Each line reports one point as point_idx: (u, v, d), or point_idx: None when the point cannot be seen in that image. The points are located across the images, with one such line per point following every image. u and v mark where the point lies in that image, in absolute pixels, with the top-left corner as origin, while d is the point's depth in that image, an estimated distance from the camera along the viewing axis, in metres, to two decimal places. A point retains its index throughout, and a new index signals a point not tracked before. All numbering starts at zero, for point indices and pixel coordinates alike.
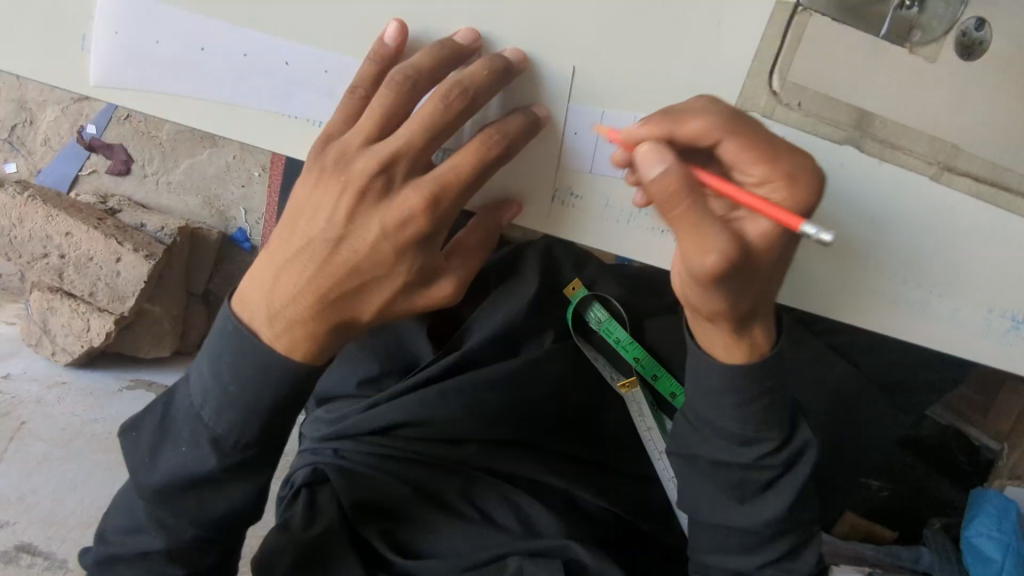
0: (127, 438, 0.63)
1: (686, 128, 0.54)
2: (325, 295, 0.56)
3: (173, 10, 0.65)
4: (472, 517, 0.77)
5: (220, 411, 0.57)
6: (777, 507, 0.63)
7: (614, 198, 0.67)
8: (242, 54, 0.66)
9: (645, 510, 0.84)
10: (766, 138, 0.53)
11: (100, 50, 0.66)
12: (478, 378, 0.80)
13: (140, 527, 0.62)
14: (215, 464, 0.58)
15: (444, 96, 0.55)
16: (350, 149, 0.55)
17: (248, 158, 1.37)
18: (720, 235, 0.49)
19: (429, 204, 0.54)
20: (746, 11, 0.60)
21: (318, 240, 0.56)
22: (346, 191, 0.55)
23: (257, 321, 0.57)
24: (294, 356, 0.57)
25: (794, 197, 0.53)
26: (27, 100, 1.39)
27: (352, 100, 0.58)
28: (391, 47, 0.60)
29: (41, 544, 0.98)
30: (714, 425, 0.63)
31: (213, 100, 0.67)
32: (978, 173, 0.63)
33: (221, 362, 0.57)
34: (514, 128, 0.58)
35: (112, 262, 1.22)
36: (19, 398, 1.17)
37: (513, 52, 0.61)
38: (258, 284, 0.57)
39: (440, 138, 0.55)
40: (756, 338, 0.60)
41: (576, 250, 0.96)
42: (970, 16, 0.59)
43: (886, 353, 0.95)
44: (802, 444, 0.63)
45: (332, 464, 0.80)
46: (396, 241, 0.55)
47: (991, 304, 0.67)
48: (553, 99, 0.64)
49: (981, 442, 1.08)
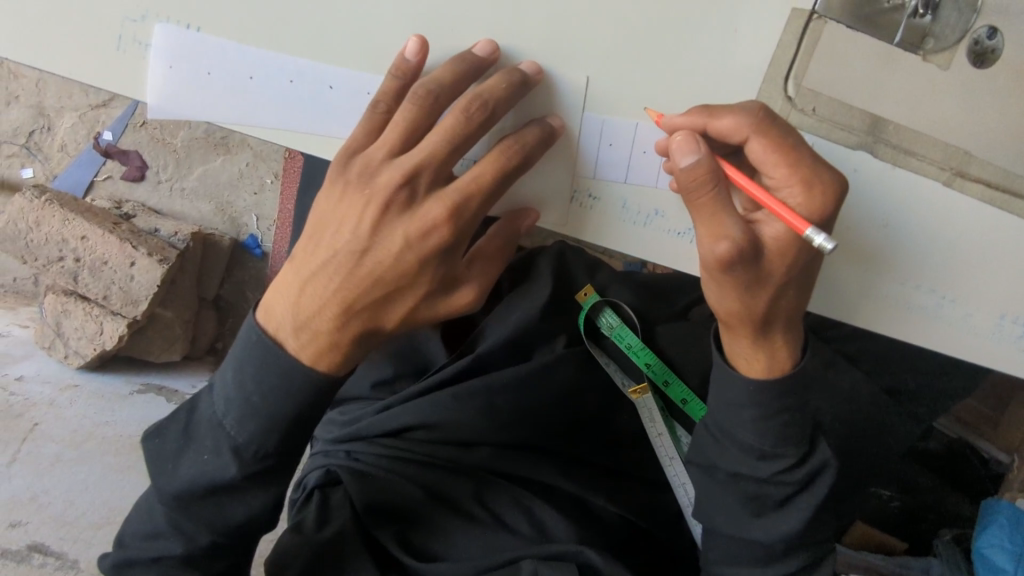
0: (150, 444, 0.64)
1: (717, 124, 0.56)
2: (352, 305, 0.57)
3: (217, 39, 0.62)
4: (485, 521, 0.77)
5: (242, 421, 0.58)
6: (793, 524, 0.64)
7: (630, 200, 0.66)
8: (289, 80, 0.63)
9: (656, 513, 0.84)
10: (795, 141, 0.54)
11: (142, 82, 0.63)
12: (491, 382, 0.81)
13: (158, 533, 0.62)
14: (235, 474, 0.59)
15: (464, 110, 0.55)
16: (373, 163, 0.56)
17: (261, 165, 1.39)
18: (735, 224, 0.52)
19: (452, 214, 0.55)
20: (763, 16, 0.60)
21: (344, 251, 0.56)
22: (370, 206, 0.55)
23: (283, 332, 0.58)
24: (317, 368, 0.58)
25: (810, 204, 0.53)
26: (46, 106, 1.41)
27: (376, 115, 0.58)
28: (413, 62, 0.58)
29: (52, 544, 0.97)
30: (734, 438, 0.63)
31: (258, 129, 0.64)
32: (989, 179, 0.64)
33: (247, 372, 0.58)
34: (532, 138, 0.58)
35: (127, 266, 1.24)
36: (32, 399, 1.17)
37: (529, 65, 0.61)
38: (283, 295, 0.58)
39: (462, 150, 0.56)
40: (779, 352, 0.60)
41: (587, 257, 0.98)
42: (982, 25, 0.60)
43: (895, 362, 0.96)
44: (821, 464, 0.63)
45: (344, 465, 0.80)
46: (419, 251, 0.56)
47: (1004, 310, 0.68)
48: (570, 110, 0.63)
49: (992, 456, 1.09)
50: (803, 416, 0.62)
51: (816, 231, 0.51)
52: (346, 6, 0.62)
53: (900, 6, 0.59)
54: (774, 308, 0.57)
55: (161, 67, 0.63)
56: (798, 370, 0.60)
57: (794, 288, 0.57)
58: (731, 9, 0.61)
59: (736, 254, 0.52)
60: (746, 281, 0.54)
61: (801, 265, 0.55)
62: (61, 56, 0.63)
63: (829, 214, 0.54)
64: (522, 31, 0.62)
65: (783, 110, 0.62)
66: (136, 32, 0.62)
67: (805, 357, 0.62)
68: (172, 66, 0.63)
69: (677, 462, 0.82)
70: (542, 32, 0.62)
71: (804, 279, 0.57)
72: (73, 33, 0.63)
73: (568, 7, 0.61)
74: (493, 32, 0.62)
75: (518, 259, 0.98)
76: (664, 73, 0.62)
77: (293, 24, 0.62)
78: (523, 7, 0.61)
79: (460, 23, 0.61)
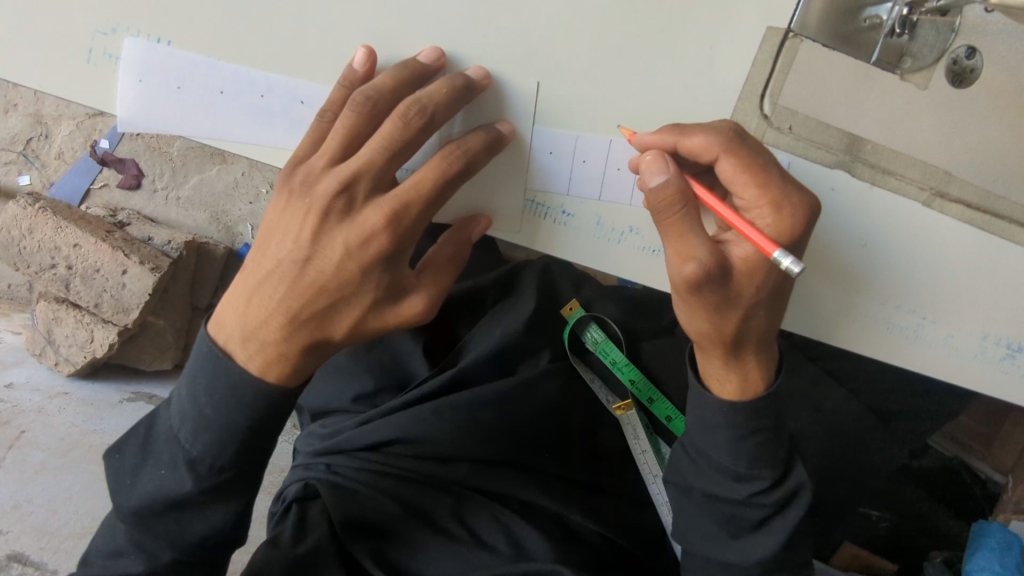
0: (111, 459, 0.63)
1: (688, 142, 0.56)
2: (296, 315, 0.57)
3: (188, 54, 0.63)
4: (462, 538, 0.76)
5: (196, 433, 0.58)
6: (769, 546, 0.62)
7: (604, 217, 0.66)
8: (259, 95, 0.63)
9: (638, 534, 0.82)
10: (766, 161, 0.54)
11: (114, 95, 0.64)
12: (469, 398, 0.80)
13: (120, 551, 0.62)
14: (190, 488, 0.58)
15: (402, 116, 0.55)
16: (315, 171, 0.57)
17: (257, 174, 1.39)
18: (702, 244, 0.51)
19: (390, 221, 0.55)
20: (739, 35, 0.60)
21: (285, 262, 0.57)
22: (310, 213, 0.56)
23: (231, 342, 0.59)
24: (267, 378, 0.58)
25: (779, 225, 0.53)
26: (44, 114, 1.42)
27: (321, 124, 0.58)
28: (360, 71, 0.59)
29: (33, 554, 0.98)
30: (710, 459, 0.63)
31: (230, 143, 0.65)
32: (970, 200, 0.63)
33: (198, 386, 0.58)
34: (475, 144, 0.58)
35: (118, 274, 1.23)
36: (20, 407, 1.17)
37: (475, 71, 0.61)
38: (232, 306, 0.59)
39: (400, 157, 0.56)
40: (750, 373, 0.60)
41: (573, 271, 0.98)
42: (961, 45, 0.59)
43: (884, 380, 0.95)
44: (798, 485, 0.62)
45: (323, 479, 0.79)
46: (360, 259, 0.56)
47: (987, 331, 0.67)
48: (519, 118, 0.63)
49: (988, 476, 1.07)
50: (779, 437, 0.62)
51: (784, 253, 0.51)
52: (321, 20, 0.62)
53: (877, 25, 0.59)
54: (745, 328, 0.57)
55: (131, 80, 0.63)
56: (773, 392, 0.60)
57: (764, 308, 0.57)
58: (705, 27, 0.60)
59: (704, 275, 0.52)
60: (715, 302, 0.54)
61: (769, 287, 0.55)
62: (40, 68, 0.64)
63: (798, 235, 0.54)
64: (495, 47, 0.62)
65: (758, 129, 0.62)
66: (106, 45, 0.63)
67: (779, 379, 0.62)
68: (142, 80, 0.63)
69: (659, 480, 0.82)
70: (516, 49, 0.62)
71: (775, 299, 0.57)
72: (51, 45, 0.63)
73: (542, 25, 0.61)
74: (467, 49, 0.62)
75: (500, 272, 0.97)
76: (640, 92, 0.62)
77: (270, 39, 0.62)
78: (497, 25, 0.61)
79: (435, 41, 0.62)
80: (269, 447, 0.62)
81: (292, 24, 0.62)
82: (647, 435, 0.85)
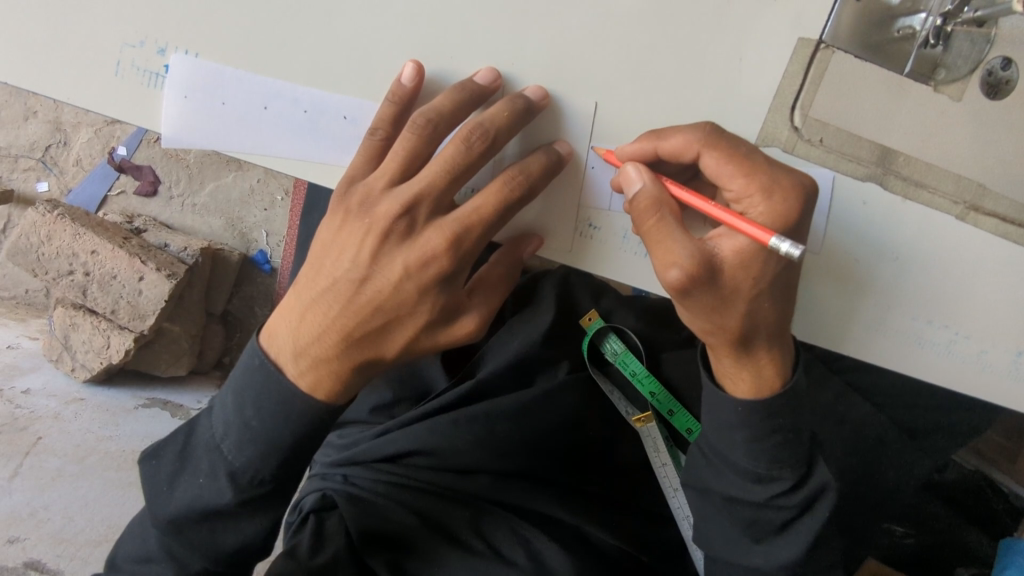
0: (146, 465, 0.63)
1: (667, 144, 0.56)
2: (350, 333, 0.57)
3: (234, 70, 0.62)
4: (481, 551, 0.73)
5: (240, 445, 0.58)
6: (793, 550, 0.61)
7: (632, 231, 0.65)
8: (303, 110, 0.63)
9: (659, 548, 0.80)
10: (801, 183, 0.52)
11: (157, 110, 0.63)
12: (490, 409, 0.79)
13: (150, 558, 0.62)
14: (229, 499, 0.58)
15: (465, 140, 0.54)
16: (374, 192, 0.56)
17: (272, 182, 1.40)
18: (682, 246, 0.51)
19: (451, 244, 0.55)
20: (769, 47, 0.60)
21: (342, 280, 0.57)
22: (370, 234, 0.56)
23: (283, 356, 0.59)
24: (316, 396, 0.58)
25: (772, 211, 0.51)
26: (63, 121, 1.44)
27: (373, 142, 0.58)
28: (408, 86, 0.58)
29: (50, 562, 0.93)
30: (727, 460, 0.62)
31: (269, 159, 0.64)
32: (1004, 214, 0.63)
33: (246, 398, 0.58)
34: (536, 168, 0.57)
35: (135, 280, 1.23)
36: (36, 413, 1.13)
37: (534, 90, 0.60)
38: (286, 320, 0.59)
39: (463, 180, 0.56)
40: (764, 370, 0.58)
41: (592, 281, 0.96)
42: (996, 56, 0.59)
43: (905, 396, 0.95)
44: (819, 487, 0.61)
45: (341, 490, 0.77)
46: (418, 281, 0.56)
47: (1020, 347, 0.66)
48: (575, 137, 0.62)
49: (1012, 490, 1.06)
50: (799, 437, 0.61)
51: (781, 238, 0.49)
52: (348, 32, 0.62)
53: (910, 36, 0.59)
54: (753, 325, 0.55)
55: (176, 97, 0.63)
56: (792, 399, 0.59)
57: (770, 299, 0.54)
58: (735, 39, 0.60)
59: (689, 280, 0.51)
60: (710, 303, 0.53)
61: (769, 276, 0.53)
62: (64, 80, 0.63)
63: (800, 216, 0.52)
64: (525, 60, 0.61)
65: (789, 141, 0.61)
66: (134, 57, 0.63)
67: (795, 375, 0.60)
68: (186, 97, 0.63)
69: (680, 492, 0.79)
70: (544, 59, 0.61)
71: (786, 292, 0.55)
72: (77, 56, 0.63)
73: (572, 37, 0.61)
74: (495, 60, 0.61)
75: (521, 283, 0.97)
76: (671, 102, 0.61)
77: (298, 51, 0.62)
78: (528, 37, 0.61)
79: (463, 52, 0.61)
80: (306, 464, 0.62)
81: (318, 34, 0.62)
82: (666, 447, 0.83)
